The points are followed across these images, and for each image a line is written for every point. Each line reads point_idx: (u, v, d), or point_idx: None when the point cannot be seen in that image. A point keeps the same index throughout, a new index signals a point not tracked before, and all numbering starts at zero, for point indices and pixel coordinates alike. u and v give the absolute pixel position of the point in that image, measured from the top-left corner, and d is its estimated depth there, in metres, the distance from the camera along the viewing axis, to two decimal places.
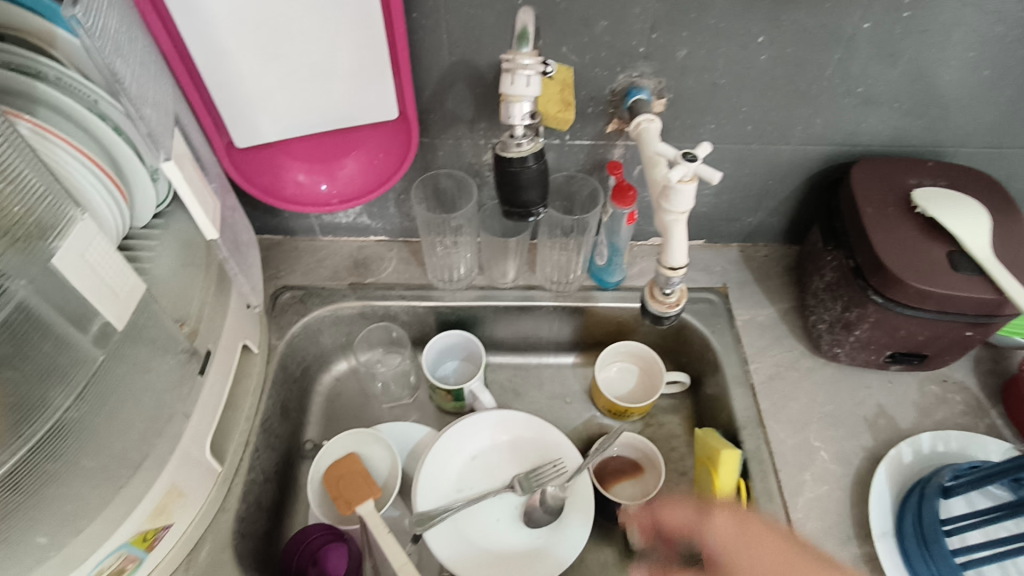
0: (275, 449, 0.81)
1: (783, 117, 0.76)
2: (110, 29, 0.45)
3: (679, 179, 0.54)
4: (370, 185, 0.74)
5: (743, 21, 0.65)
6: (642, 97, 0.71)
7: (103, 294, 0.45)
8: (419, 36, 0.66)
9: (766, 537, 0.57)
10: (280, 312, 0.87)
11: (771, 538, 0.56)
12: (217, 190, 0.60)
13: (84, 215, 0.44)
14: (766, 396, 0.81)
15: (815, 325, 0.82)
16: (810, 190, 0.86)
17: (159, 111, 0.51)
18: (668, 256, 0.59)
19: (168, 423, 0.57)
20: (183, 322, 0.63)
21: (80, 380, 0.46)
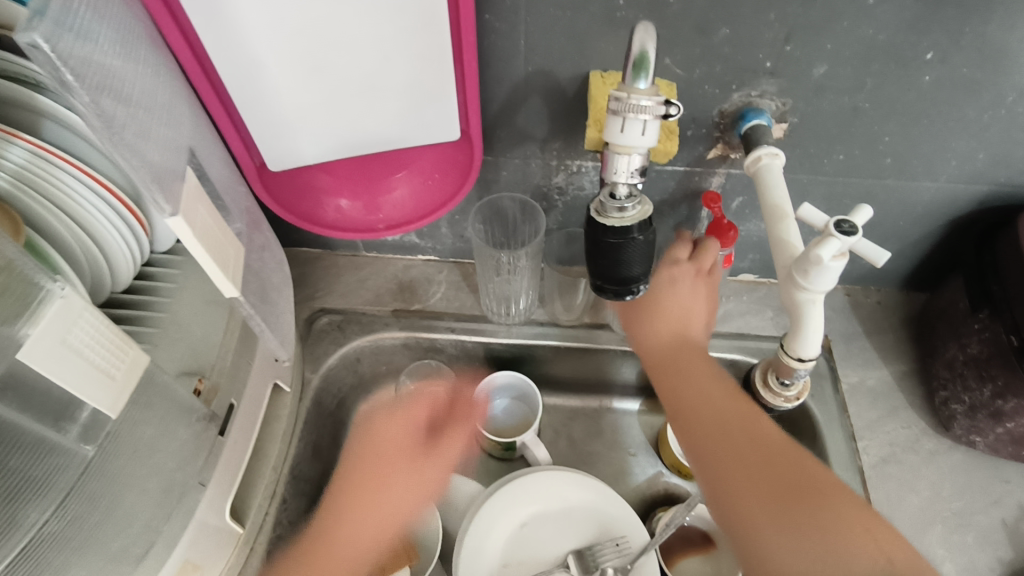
0: (305, 495, 0.72)
1: (933, 149, 0.60)
2: (97, 53, 0.35)
3: (831, 257, 0.41)
4: (422, 210, 0.61)
5: (912, 33, 0.50)
6: (761, 122, 0.57)
7: (95, 381, 0.37)
8: (490, 41, 0.54)
9: (671, 312, 0.59)
10: (316, 339, 0.78)
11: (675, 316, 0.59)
12: (242, 231, 0.50)
13: (64, 288, 0.35)
14: (879, 484, 0.67)
15: (945, 403, 0.68)
16: (950, 235, 0.70)
17: (168, 149, 0.41)
18: (796, 344, 0.47)
19: (181, 499, 0.49)
20: (201, 375, 0.54)
21: (60, 487, 0.38)
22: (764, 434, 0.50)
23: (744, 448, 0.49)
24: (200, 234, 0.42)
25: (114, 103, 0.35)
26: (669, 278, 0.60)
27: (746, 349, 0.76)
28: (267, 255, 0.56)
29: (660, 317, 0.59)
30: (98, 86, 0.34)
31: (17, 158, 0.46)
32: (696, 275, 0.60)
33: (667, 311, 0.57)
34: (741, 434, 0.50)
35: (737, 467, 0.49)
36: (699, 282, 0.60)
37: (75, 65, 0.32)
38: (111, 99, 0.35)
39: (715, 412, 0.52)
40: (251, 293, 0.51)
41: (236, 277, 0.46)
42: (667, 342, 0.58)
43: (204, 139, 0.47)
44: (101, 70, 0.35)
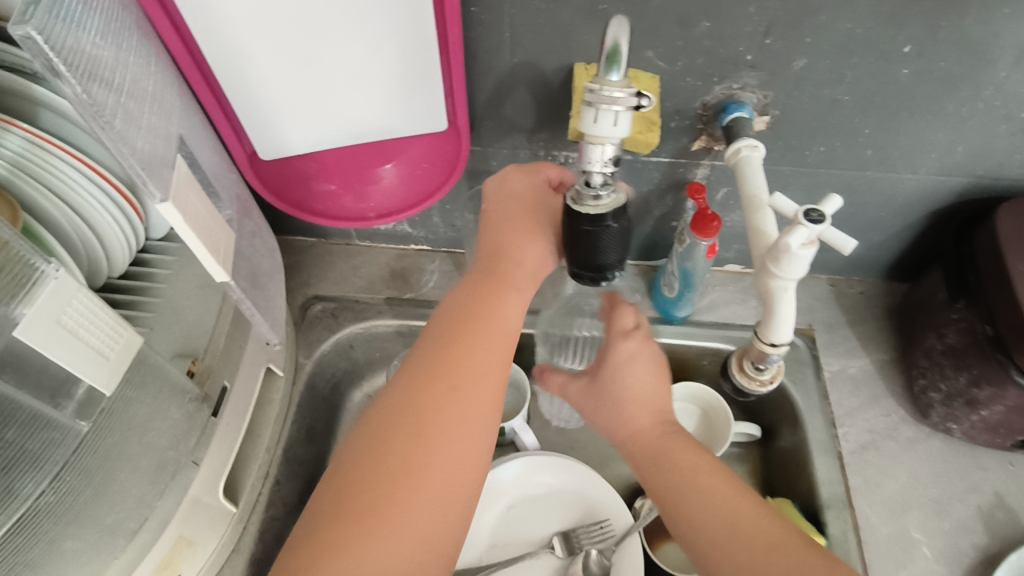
0: (298, 477, 0.74)
1: (913, 142, 0.61)
2: (87, 45, 0.36)
3: (800, 245, 0.42)
4: (411, 199, 0.63)
5: (889, 26, 0.51)
6: (742, 114, 0.58)
7: (89, 360, 0.38)
8: (477, 33, 0.55)
9: (623, 401, 0.57)
10: (309, 326, 0.80)
11: (626, 402, 0.57)
12: (233, 217, 0.51)
13: (59, 270, 0.36)
14: (857, 470, 0.69)
15: (924, 391, 0.70)
16: (932, 226, 0.71)
17: (157, 137, 0.42)
18: (769, 330, 0.48)
19: (174, 476, 0.51)
20: (194, 357, 0.55)
21: (56, 460, 0.39)
22: (726, 499, 0.48)
23: (705, 513, 0.48)
24: (190, 219, 0.43)
25: (104, 92, 0.37)
26: (619, 354, 0.58)
27: (731, 338, 0.77)
28: (258, 242, 0.58)
29: (626, 403, 0.57)
30: (88, 76, 0.36)
31: (15, 145, 0.47)
32: (641, 340, 0.59)
33: (619, 403, 0.57)
34: (693, 498, 0.49)
35: (707, 534, 0.47)
36: (647, 349, 0.59)
37: (65, 56, 0.34)
38: (101, 89, 0.37)
39: (675, 475, 0.51)
40: (241, 278, 0.53)
41: (227, 261, 0.48)
42: (636, 428, 0.56)
43: (194, 128, 0.48)
44: (90, 61, 0.36)
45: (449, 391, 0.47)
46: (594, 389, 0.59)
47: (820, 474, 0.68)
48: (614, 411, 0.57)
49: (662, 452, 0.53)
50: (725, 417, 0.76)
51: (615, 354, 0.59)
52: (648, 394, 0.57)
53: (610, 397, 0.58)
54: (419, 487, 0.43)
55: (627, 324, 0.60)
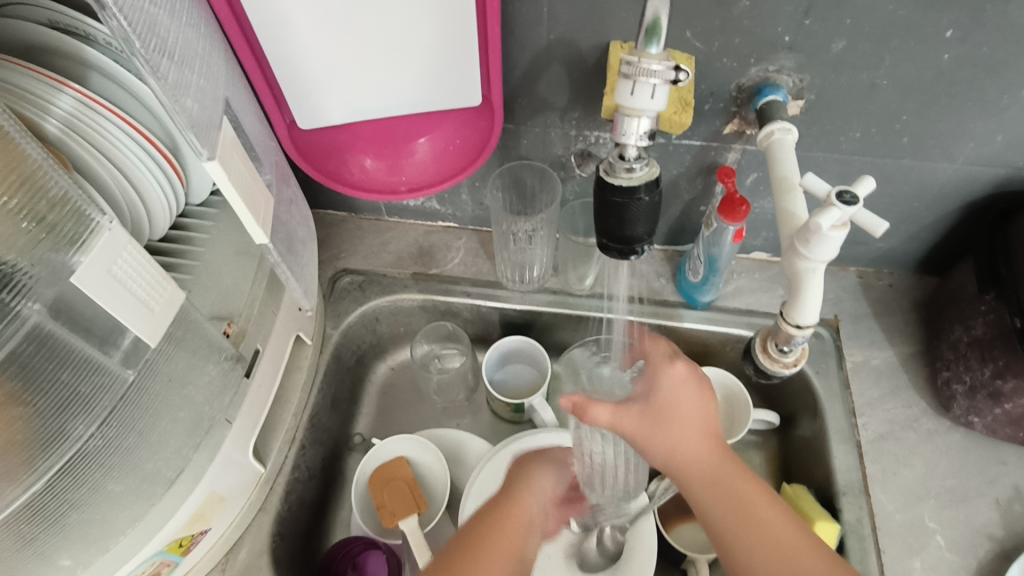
0: (322, 443, 0.76)
1: (951, 129, 0.61)
2: (143, 7, 0.38)
3: (830, 226, 0.42)
4: (443, 174, 0.64)
5: (931, 9, 0.51)
6: (777, 97, 0.58)
7: (135, 311, 0.40)
8: (514, 7, 0.55)
9: (677, 423, 0.58)
10: (337, 298, 0.82)
11: (682, 424, 0.58)
12: (272, 182, 0.53)
13: (111, 222, 0.38)
14: (876, 459, 0.69)
15: (947, 384, 0.69)
16: (965, 218, 0.70)
17: (205, 99, 0.43)
18: (794, 312, 0.48)
19: (208, 432, 0.52)
20: (229, 320, 0.57)
21: (104, 405, 0.42)
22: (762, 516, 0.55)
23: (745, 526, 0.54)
24: (235, 180, 0.45)
25: (157, 52, 0.38)
26: (667, 380, 0.59)
27: (755, 324, 0.77)
28: (294, 209, 0.59)
29: (677, 425, 0.58)
30: (142, 35, 0.37)
31: (67, 106, 0.49)
32: (684, 369, 0.60)
33: (672, 431, 0.57)
34: (741, 517, 0.55)
35: (756, 557, 0.53)
36: (690, 375, 0.60)
37: (122, 15, 0.35)
38: (153, 48, 0.38)
39: (725, 500, 0.55)
40: (278, 244, 0.54)
41: (266, 224, 0.49)
42: (688, 453, 0.57)
43: (240, 95, 0.50)
44: (145, 22, 0.38)
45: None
46: (652, 409, 0.58)
47: (837, 461, 0.69)
48: (648, 445, 0.58)
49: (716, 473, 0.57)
50: (743, 404, 0.77)
51: (657, 393, 0.59)
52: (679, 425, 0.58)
53: (645, 426, 0.58)
54: None
55: (667, 350, 0.62)
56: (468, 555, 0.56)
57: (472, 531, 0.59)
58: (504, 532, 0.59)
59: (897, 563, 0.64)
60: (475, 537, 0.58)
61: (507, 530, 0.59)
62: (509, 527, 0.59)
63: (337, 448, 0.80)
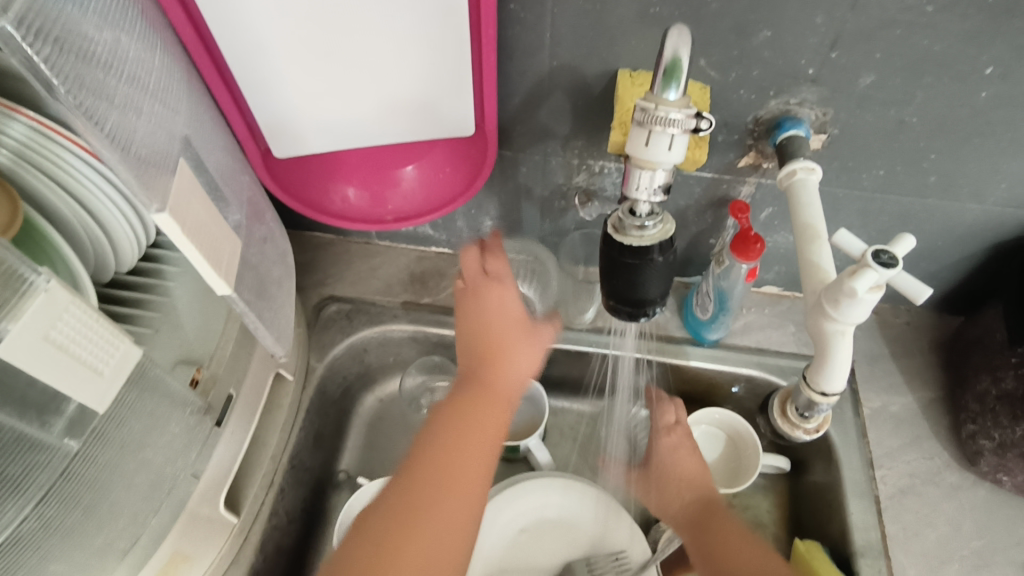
0: (304, 484, 0.71)
1: (984, 169, 0.56)
2: (78, 39, 0.33)
3: (866, 290, 0.38)
4: (433, 203, 0.60)
5: (972, 44, 0.46)
6: (798, 133, 0.53)
7: (78, 378, 0.35)
8: (514, 32, 0.51)
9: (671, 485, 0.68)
10: (323, 327, 0.77)
11: (675, 487, 0.68)
12: (241, 222, 0.48)
13: (49, 281, 0.33)
14: (895, 516, 0.65)
15: (973, 437, 0.65)
16: (993, 259, 0.66)
17: (157, 138, 0.39)
18: (820, 378, 0.44)
19: (171, 492, 0.48)
20: (199, 365, 0.52)
21: (43, 482, 0.37)
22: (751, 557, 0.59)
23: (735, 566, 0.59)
24: (191, 231, 0.40)
25: (94, 91, 0.34)
26: (664, 447, 0.70)
27: (766, 365, 0.73)
28: (270, 247, 0.54)
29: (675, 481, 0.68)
30: (73, 72, 0.32)
31: (18, 134, 0.45)
32: (683, 435, 0.71)
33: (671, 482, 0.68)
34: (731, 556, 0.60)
35: None
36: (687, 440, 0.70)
37: (48, 51, 0.31)
38: (88, 87, 0.33)
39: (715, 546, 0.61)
40: (251, 287, 0.50)
41: (230, 272, 0.44)
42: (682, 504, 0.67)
43: (202, 127, 0.45)
44: (79, 57, 0.33)
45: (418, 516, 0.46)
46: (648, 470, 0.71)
47: (854, 518, 0.64)
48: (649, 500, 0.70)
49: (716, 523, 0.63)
50: (752, 445, 0.72)
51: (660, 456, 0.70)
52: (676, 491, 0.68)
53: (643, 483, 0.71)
54: None
55: (671, 418, 0.72)
56: (446, 486, 0.48)
57: (442, 454, 0.49)
58: (489, 425, 0.52)
59: None
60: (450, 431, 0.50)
61: (492, 416, 0.52)
62: (492, 403, 0.53)
63: (320, 487, 0.75)
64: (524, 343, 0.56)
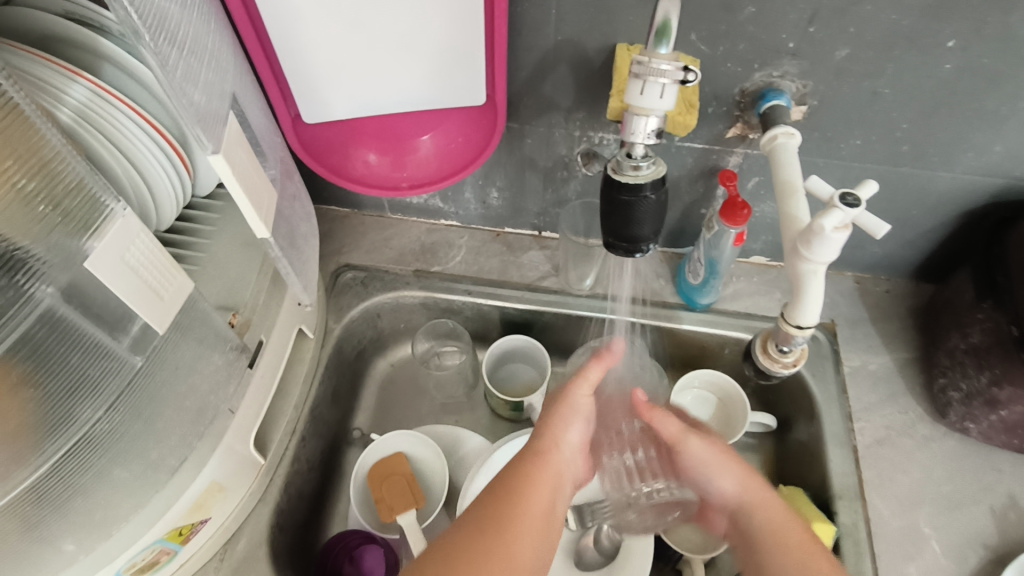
0: (322, 436, 0.76)
1: (951, 139, 0.62)
2: (152, 0, 0.38)
3: (833, 228, 0.43)
4: (445, 171, 0.64)
5: (935, 20, 0.52)
6: (780, 103, 0.59)
7: (146, 298, 0.41)
8: (523, 8, 0.56)
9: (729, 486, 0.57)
10: (339, 293, 0.82)
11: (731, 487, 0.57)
12: (276, 177, 0.53)
13: (125, 209, 0.39)
14: (872, 463, 0.70)
15: (943, 390, 0.70)
16: (963, 227, 0.71)
17: (212, 93, 0.44)
18: (796, 314, 0.49)
19: (212, 422, 0.53)
20: (235, 311, 0.57)
21: (112, 390, 0.42)
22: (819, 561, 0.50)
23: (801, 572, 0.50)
24: (240, 176, 0.45)
25: (166, 47, 0.39)
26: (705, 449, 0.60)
27: (753, 328, 0.78)
28: (299, 207, 0.59)
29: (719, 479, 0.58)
30: (150, 29, 0.37)
31: (79, 96, 0.49)
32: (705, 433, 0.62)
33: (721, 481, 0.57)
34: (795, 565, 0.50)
35: None
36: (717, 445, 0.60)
37: (133, 8, 0.36)
38: (161, 43, 0.38)
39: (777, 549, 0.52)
40: (284, 240, 0.54)
41: (268, 218, 0.49)
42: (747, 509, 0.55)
43: (246, 88, 0.50)
44: (153, 15, 0.38)
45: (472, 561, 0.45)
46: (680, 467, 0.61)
47: (833, 465, 0.69)
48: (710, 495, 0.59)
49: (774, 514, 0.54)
50: (741, 405, 0.77)
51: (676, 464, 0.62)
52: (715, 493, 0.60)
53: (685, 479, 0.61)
54: None
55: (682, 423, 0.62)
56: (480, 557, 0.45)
57: (483, 517, 0.49)
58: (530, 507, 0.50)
59: (892, 567, 0.64)
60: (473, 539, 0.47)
61: (529, 508, 0.50)
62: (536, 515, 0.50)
63: (336, 442, 0.80)
64: (574, 412, 0.59)
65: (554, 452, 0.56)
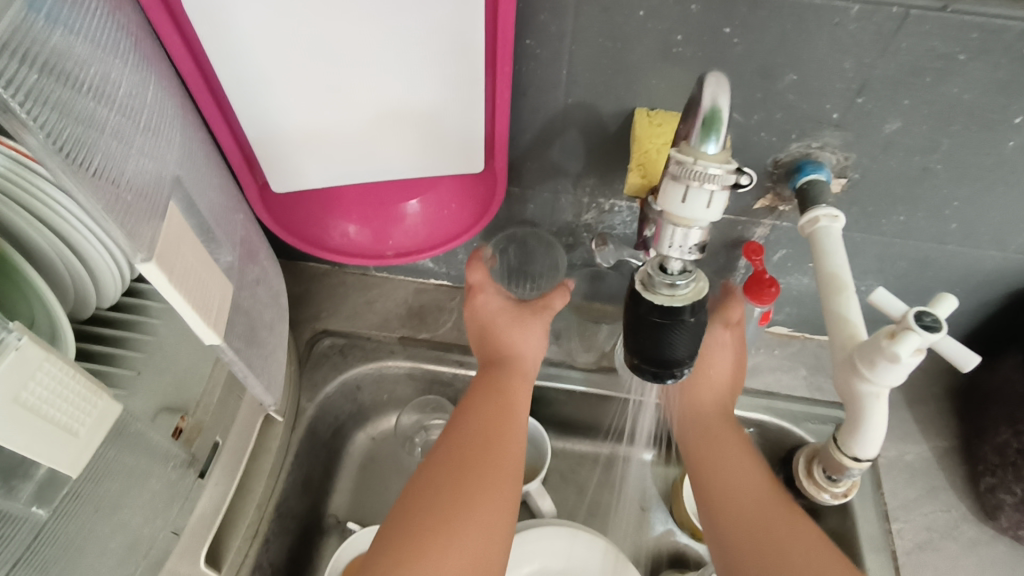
0: (291, 531, 0.67)
1: (1006, 218, 0.55)
2: (64, 72, 0.30)
3: (907, 355, 0.36)
4: (435, 240, 0.56)
5: (1002, 94, 0.45)
6: (819, 177, 0.51)
7: (51, 442, 0.32)
8: (529, 67, 0.49)
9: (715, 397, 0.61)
10: (315, 364, 0.73)
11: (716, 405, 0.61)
12: (233, 263, 0.45)
13: (23, 338, 0.30)
14: (914, 573, 0.62)
15: (993, 491, 0.62)
16: (1008, 307, 0.64)
17: (147, 176, 0.36)
18: (853, 443, 0.42)
19: (149, 554, 0.44)
20: (184, 413, 0.48)
21: (4, 558, 0.33)
22: (788, 516, 0.51)
23: (753, 516, 0.52)
24: (178, 277, 0.36)
25: (80, 126, 0.31)
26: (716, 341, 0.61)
27: (776, 410, 0.70)
28: (262, 288, 0.51)
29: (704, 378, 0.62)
30: (56, 104, 0.29)
31: None
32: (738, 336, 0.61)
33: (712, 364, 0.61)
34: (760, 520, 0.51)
35: (738, 527, 0.52)
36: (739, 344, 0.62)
37: (31, 85, 0.28)
38: (73, 122, 0.30)
39: (735, 488, 0.54)
40: (241, 335, 0.46)
41: (219, 320, 0.41)
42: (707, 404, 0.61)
43: (195, 160, 0.42)
44: (65, 90, 0.30)
45: (469, 491, 0.50)
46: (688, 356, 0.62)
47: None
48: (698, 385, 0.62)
49: (749, 458, 0.56)
50: None
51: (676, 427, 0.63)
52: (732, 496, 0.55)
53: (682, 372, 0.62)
54: (450, 532, 0.48)
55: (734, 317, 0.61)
56: (476, 473, 0.51)
57: (471, 439, 0.53)
58: (502, 435, 0.54)
59: None
60: (455, 466, 0.51)
61: (502, 451, 0.53)
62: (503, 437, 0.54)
63: (309, 535, 0.70)
64: (526, 323, 0.60)
65: (515, 377, 0.58)
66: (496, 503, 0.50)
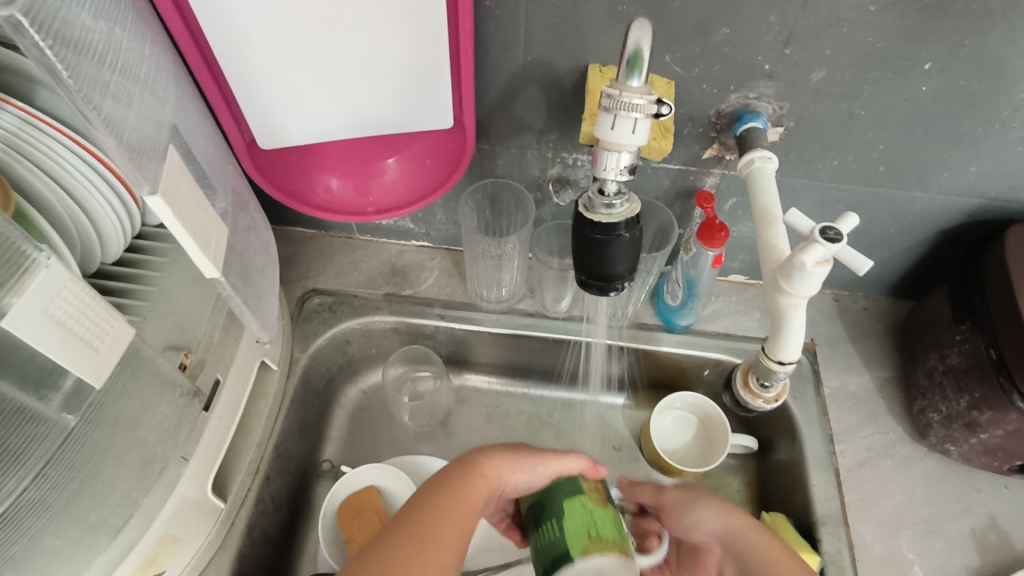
0: (289, 472, 0.72)
1: (927, 160, 0.61)
2: (76, 27, 0.34)
3: (815, 263, 0.41)
4: (412, 194, 0.61)
5: (910, 43, 0.51)
6: (756, 125, 0.57)
7: (77, 353, 0.37)
8: (490, 28, 0.54)
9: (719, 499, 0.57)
10: (305, 319, 0.78)
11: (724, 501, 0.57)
12: (227, 211, 0.50)
13: (51, 259, 0.35)
14: (854, 487, 0.69)
15: (925, 412, 0.69)
16: (938, 246, 0.71)
17: (149, 126, 0.40)
18: (777, 348, 0.47)
19: (162, 473, 0.49)
20: (187, 351, 0.53)
21: (40, 457, 0.38)
22: None
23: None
24: (180, 213, 0.41)
25: (92, 79, 0.35)
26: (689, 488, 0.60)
27: (733, 349, 0.76)
28: (253, 237, 0.56)
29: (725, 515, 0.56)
30: (74, 61, 0.34)
31: (8, 124, 0.46)
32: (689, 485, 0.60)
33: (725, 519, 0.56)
34: None
35: None
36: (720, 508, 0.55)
37: (52, 39, 0.32)
38: (86, 73, 0.35)
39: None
40: (235, 276, 0.51)
41: (217, 257, 0.46)
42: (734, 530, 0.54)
43: (189, 115, 0.47)
44: (77, 45, 0.34)
45: (434, 532, 0.47)
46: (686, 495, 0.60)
47: (816, 489, 0.68)
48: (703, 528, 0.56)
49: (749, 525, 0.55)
50: (721, 424, 0.75)
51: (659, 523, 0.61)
52: (548, 536, 0.48)
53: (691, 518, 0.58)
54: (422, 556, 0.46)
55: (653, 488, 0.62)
56: (445, 510, 0.49)
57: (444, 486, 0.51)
58: (465, 508, 0.50)
59: None
60: (420, 524, 0.48)
61: (469, 505, 0.50)
62: (470, 504, 0.51)
63: (304, 477, 0.76)
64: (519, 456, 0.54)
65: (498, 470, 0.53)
66: (450, 536, 0.48)
